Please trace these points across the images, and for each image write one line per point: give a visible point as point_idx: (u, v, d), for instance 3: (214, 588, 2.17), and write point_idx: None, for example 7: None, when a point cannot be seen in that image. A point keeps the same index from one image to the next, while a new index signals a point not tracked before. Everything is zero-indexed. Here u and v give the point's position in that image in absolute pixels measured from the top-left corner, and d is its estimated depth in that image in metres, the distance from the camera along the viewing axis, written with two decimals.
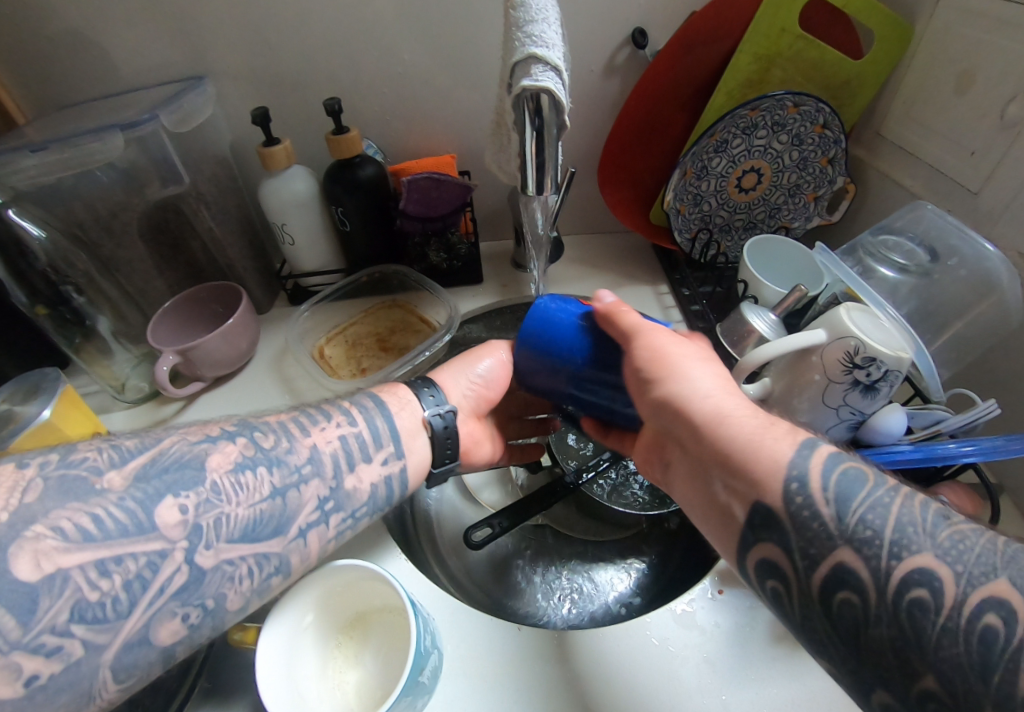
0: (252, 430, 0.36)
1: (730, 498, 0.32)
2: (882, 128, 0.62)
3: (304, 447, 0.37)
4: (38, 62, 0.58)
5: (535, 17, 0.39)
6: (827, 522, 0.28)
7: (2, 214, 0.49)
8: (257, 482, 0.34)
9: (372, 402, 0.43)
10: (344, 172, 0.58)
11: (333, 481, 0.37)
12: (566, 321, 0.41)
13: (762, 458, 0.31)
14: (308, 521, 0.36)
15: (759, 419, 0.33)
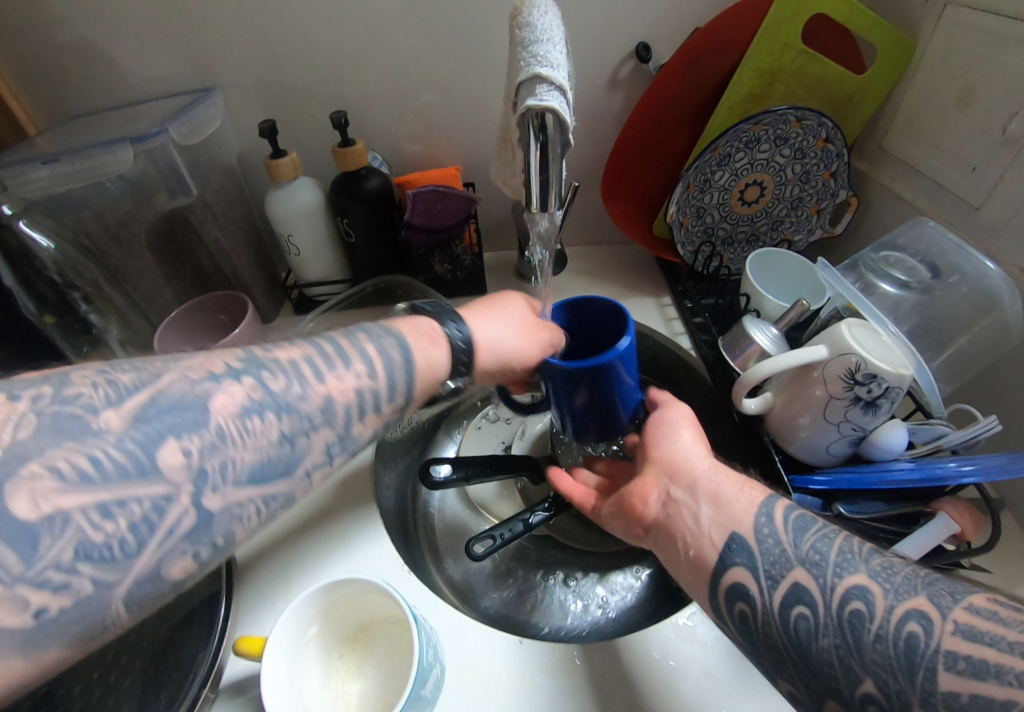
0: (260, 370, 0.32)
1: (713, 531, 0.34)
2: (884, 142, 0.62)
3: (317, 393, 0.32)
4: (50, 73, 0.59)
5: (540, 38, 0.40)
6: (787, 549, 0.32)
7: (14, 225, 0.50)
8: (265, 427, 0.30)
9: (397, 356, 0.37)
10: (351, 184, 0.59)
11: (343, 428, 0.33)
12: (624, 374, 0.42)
13: (743, 498, 0.35)
14: (315, 464, 0.32)
15: (741, 474, 0.38)
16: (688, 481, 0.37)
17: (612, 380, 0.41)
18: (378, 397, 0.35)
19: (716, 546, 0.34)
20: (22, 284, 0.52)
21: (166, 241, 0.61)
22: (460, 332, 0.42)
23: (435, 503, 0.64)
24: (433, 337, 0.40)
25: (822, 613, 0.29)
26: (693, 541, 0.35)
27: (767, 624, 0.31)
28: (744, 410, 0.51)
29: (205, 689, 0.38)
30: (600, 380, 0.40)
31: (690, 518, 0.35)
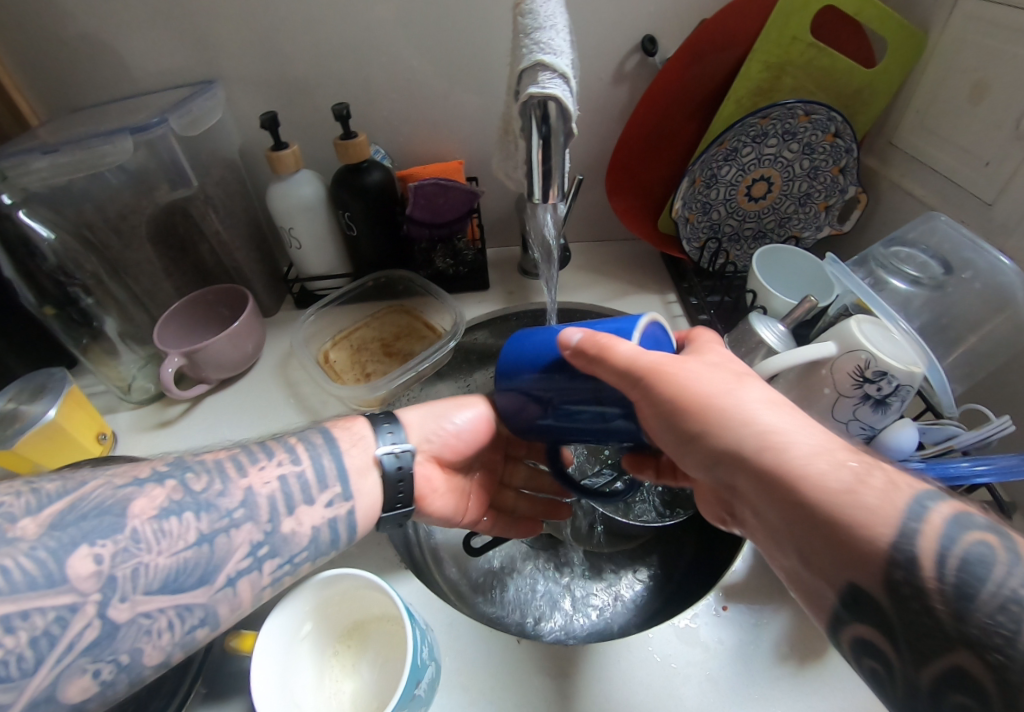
0: (184, 471, 0.35)
1: (823, 575, 0.27)
2: (895, 137, 0.61)
3: (239, 489, 0.35)
4: (51, 65, 0.59)
5: (542, 25, 0.39)
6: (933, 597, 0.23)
7: (14, 215, 0.50)
8: (183, 529, 0.32)
9: (320, 439, 0.41)
10: (351, 177, 0.58)
11: (270, 525, 0.36)
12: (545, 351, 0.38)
13: (854, 534, 0.25)
14: (238, 569, 0.34)
15: (849, 476, 0.27)
16: (775, 506, 0.28)
17: (515, 381, 0.39)
18: (308, 488, 0.38)
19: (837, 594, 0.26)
20: (23, 275, 0.52)
21: (168, 233, 0.61)
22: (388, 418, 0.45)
23: None
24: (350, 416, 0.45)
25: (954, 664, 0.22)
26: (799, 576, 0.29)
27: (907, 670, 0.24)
28: None
29: (195, 685, 0.38)
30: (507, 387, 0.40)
31: (788, 551, 0.29)
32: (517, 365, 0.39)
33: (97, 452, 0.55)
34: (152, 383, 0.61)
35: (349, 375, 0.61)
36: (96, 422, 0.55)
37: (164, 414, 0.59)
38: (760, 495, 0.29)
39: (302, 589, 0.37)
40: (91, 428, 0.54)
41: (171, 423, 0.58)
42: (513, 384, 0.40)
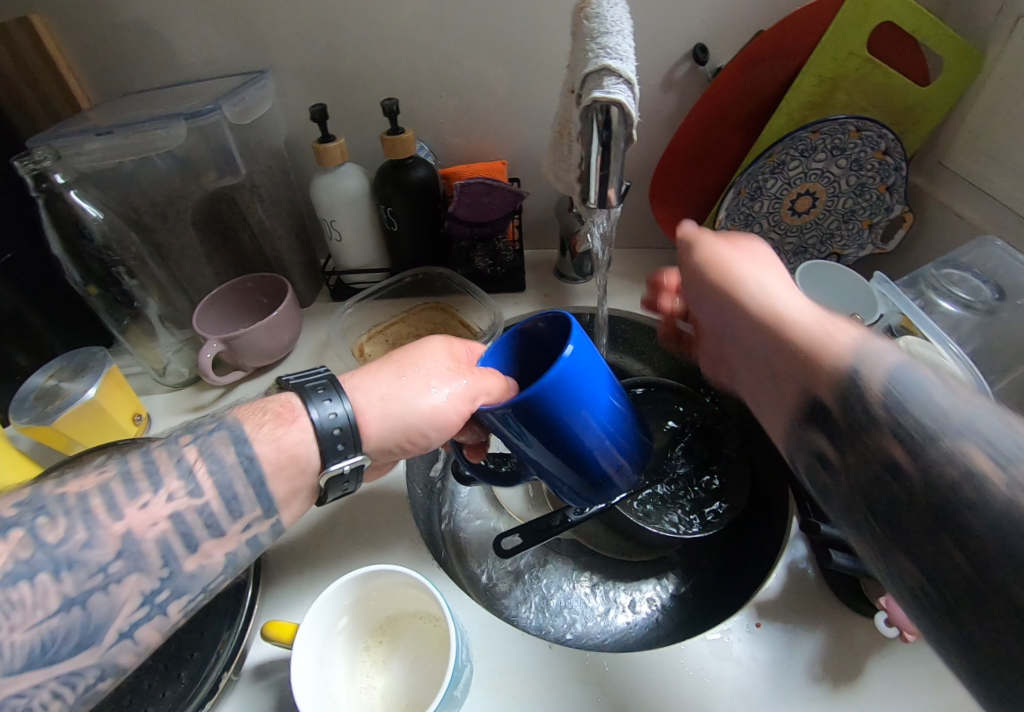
0: (36, 517, 0.28)
1: (783, 393, 0.29)
2: (945, 157, 0.60)
3: (111, 536, 0.29)
4: (107, 50, 0.60)
5: (610, 30, 0.39)
6: (872, 408, 0.24)
7: (64, 193, 0.50)
8: (39, 595, 0.26)
9: (232, 456, 0.33)
10: (396, 173, 0.58)
11: (165, 568, 0.30)
12: (576, 395, 0.36)
13: (820, 349, 0.27)
14: (131, 621, 0.29)
15: (827, 322, 0.29)
16: (761, 337, 0.31)
17: (552, 411, 0.36)
18: (218, 519, 0.32)
19: (803, 414, 0.28)
20: (71, 255, 0.54)
21: (213, 218, 0.61)
22: (334, 414, 0.35)
23: (462, 499, 0.63)
24: (284, 415, 0.35)
25: (902, 474, 0.22)
26: (770, 407, 0.31)
27: (855, 480, 0.25)
28: None
29: (229, 669, 0.38)
30: (541, 413, 0.35)
31: (763, 384, 0.32)
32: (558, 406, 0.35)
33: (133, 433, 0.55)
34: (186, 367, 0.62)
35: None
36: (133, 402, 0.56)
37: (198, 398, 0.59)
38: (755, 339, 0.32)
39: (350, 583, 0.37)
40: (128, 408, 0.54)
41: (205, 407, 0.58)
42: (535, 421, 0.36)
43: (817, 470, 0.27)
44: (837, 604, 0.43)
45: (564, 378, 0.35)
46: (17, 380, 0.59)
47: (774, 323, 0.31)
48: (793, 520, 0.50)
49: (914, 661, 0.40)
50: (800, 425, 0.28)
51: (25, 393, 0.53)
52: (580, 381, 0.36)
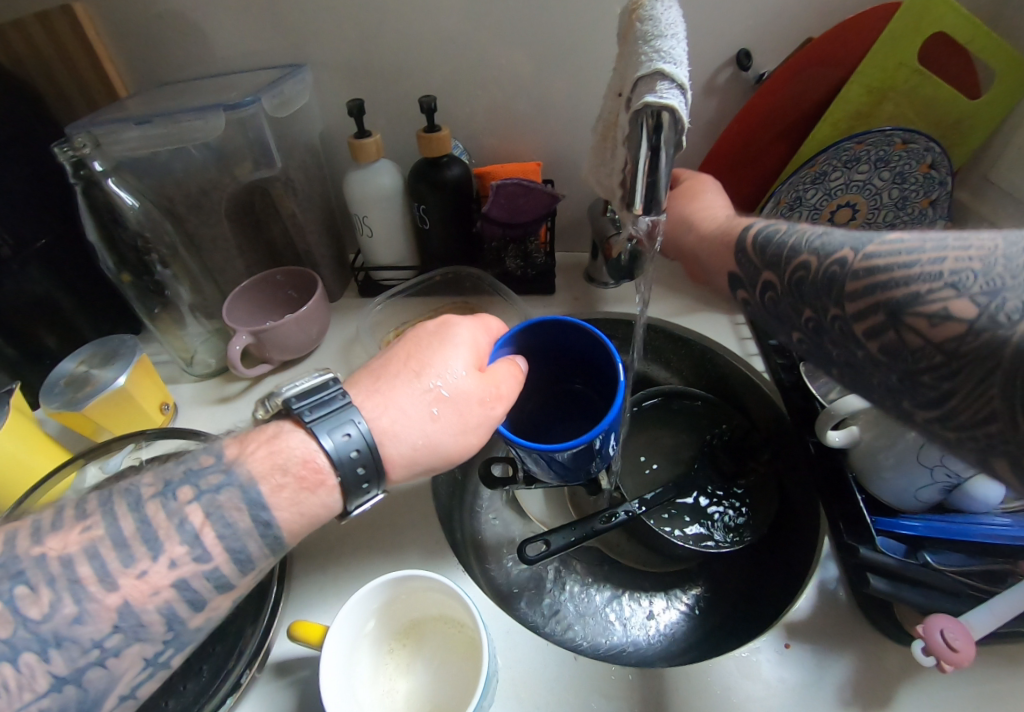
0: (19, 590, 0.27)
1: (722, 265, 0.46)
2: (992, 173, 0.59)
3: (103, 612, 0.28)
4: (148, 40, 0.60)
5: (664, 33, 0.38)
6: (772, 251, 0.39)
7: (102, 182, 0.51)
8: (31, 675, 0.27)
9: (239, 519, 0.31)
10: (431, 170, 0.58)
11: (165, 631, 0.30)
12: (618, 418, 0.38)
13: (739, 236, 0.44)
14: (132, 683, 0.30)
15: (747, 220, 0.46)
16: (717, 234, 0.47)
17: (600, 447, 0.37)
18: (218, 580, 0.31)
19: (735, 279, 0.44)
20: (106, 242, 0.54)
21: (246, 210, 0.61)
22: (359, 459, 0.32)
23: (484, 504, 0.62)
24: (308, 469, 0.32)
25: (782, 283, 0.38)
26: (715, 275, 0.48)
27: (775, 302, 0.39)
28: (826, 441, 0.48)
29: (252, 667, 0.38)
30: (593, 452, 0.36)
31: (707, 263, 0.49)
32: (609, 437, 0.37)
33: (159, 422, 0.55)
34: (213, 358, 0.62)
35: None
36: (160, 392, 0.56)
37: (225, 390, 0.59)
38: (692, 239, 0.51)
39: (377, 587, 0.37)
40: (155, 398, 0.54)
41: (232, 399, 0.58)
42: (591, 452, 0.36)
43: (797, 338, 0.38)
44: (869, 628, 0.42)
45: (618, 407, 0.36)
46: (48, 364, 0.59)
47: (709, 225, 0.50)
48: (824, 540, 0.49)
49: (950, 691, 0.38)
50: (732, 290, 0.46)
51: (56, 378, 0.53)
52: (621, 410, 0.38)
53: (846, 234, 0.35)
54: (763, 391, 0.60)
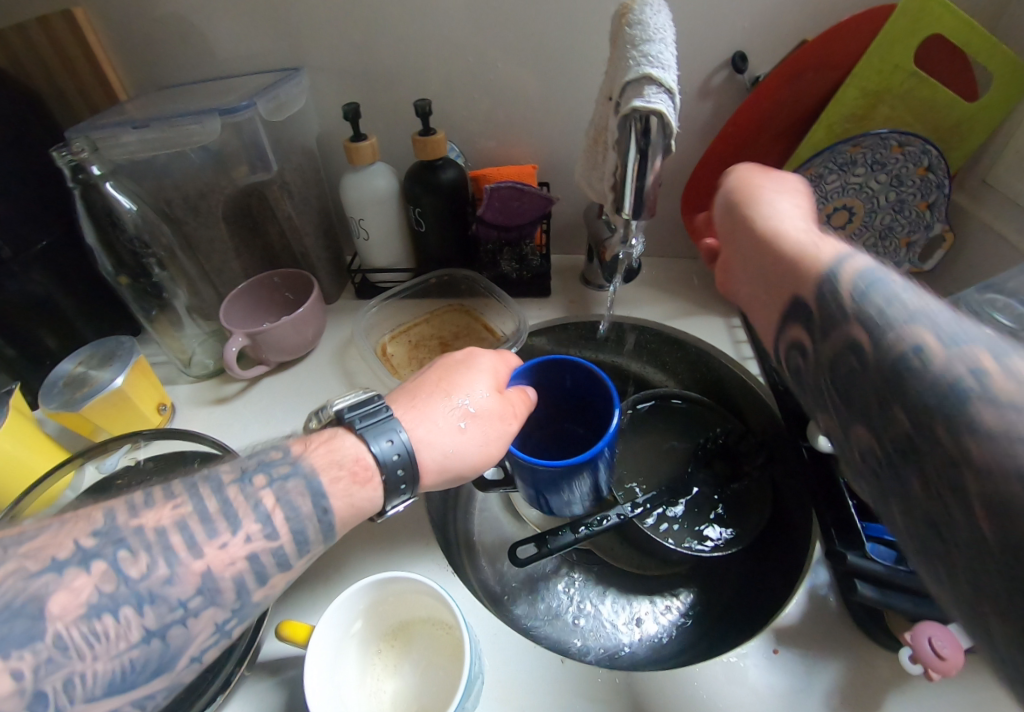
0: (117, 548, 0.26)
1: (782, 290, 0.35)
2: (989, 176, 0.58)
3: (192, 574, 0.27)
4: (147, 44, 0.61)
5: (652, 37, 0.38)
6: (852, 306, 0.28)
7: (101, 186, 0.51)
8: (123, 627, 0.25)
9: (308, 504, 0.31)
10: (426, 174, 0.58)
11: (238, 602, 0.28)
12: (618, 442, 0.44)
13: (810, 260, 0.33)
14: (204, 648, 0.27)
15: (824, 244, 0.34)
16: (775, 251, 0.36)
17: (599, 465, 0.42)
18: (284, 558, 0.30)
19: (798, 314, 0.33)
20: (105, 246, 0.54)
21: (242, 213, 0.62)
22: (396, 452, 0.33)
23: (478, 505, 0.63)
24: (360, 472, 0.32)
25: (870, 359, 0.26)
26: (767, 300, 0.37)
27: (847, 372, 0.28)
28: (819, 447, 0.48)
29: (242, 666, 0.38)
30: (589, 473, 0.42)
31: (755, 283, 0.38)
32: (606, 458, 0.42)
33: (157, 422, 0.55)
34: (211, 360, 0.63)
35: (406, 370, 0.61)
36: (158, 392, 0.56)
37: (221, 391, 0.60)
38: (743, 247, 0.39)
39: (363, 589, 0.37)
40: (154, 399, 0.55)
41: (228, 400, 0.59)
42: (589, 474, 0.42)
43: (857, 434, 0.27)
44: (857, 633, 0.42)
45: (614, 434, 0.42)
46: (48, 364, 0.60)
47: (781, 241, 0.36)
48: (815, 544, 0.49)
49: (940, 699, 0.38)
50: (783, 324, 0.35)
51: (55, 379, 0.53)
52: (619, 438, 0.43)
53: (967, 323, 0.25)
54: (761, 397, 0.59)
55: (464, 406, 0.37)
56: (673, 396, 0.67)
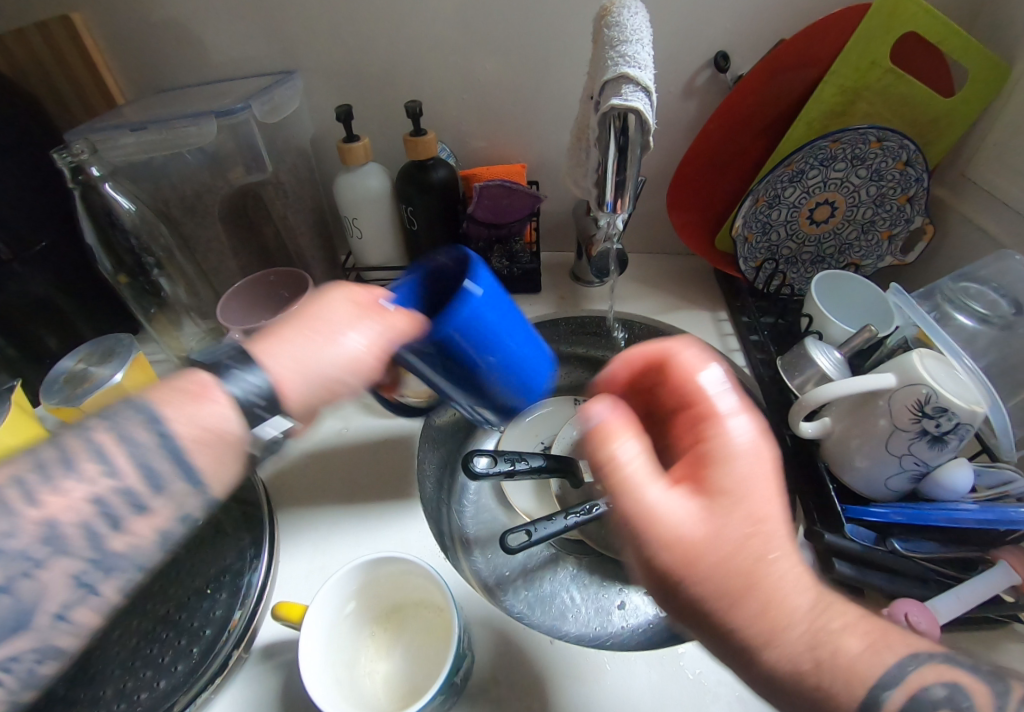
0: None
1: None
2: (968, 169, 0.60)
3: (30, 525, 0.28)
4: (144, 50, 0.62)
5: (629, 38, 0.40)
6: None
7: (100, 187, 0.52)
8: None
9: (147, 436, 0.31)
10: (418, 173, 0.60)
11: (89, 547, 0.30)
12: (500, 324, 0.38)
13: (834, 685, 0.25)
14: (64, 603, 0.29)
15: (804, 597, 0.26)
16: (775, 680, 0.26)
17: (466, 348, 0.37)
18: (133, 498, 0.31)
19: None
20: (104, 246, 0.56)
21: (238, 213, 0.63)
22: (246, 378, 0.34)
23: (470, 495, 0.64)
24: (205, 396, 0.34)
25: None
26: None
27: None
28: (799, 434, 0.49)
29: (239, 648, 0.40)
30: (449, 354, 0.37)
31: None
32: (479, 343, 0.37)
33: None
34: None
35: None
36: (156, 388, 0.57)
37: None
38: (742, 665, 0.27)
39: (356, 573, 0.39)
40: None
41: None
42: (453, 357, 0.37)
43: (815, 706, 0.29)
44: None
45: (480, 315, 0.36)
46: (49, 362, 0.61)
47: (778, 628, 0.26)
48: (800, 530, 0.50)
49: None
50: None
51: (55, 375, 0.55)
52: (501, 320, 0.38)
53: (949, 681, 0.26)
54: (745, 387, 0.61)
55: (327, 330, 0.38)
56: None
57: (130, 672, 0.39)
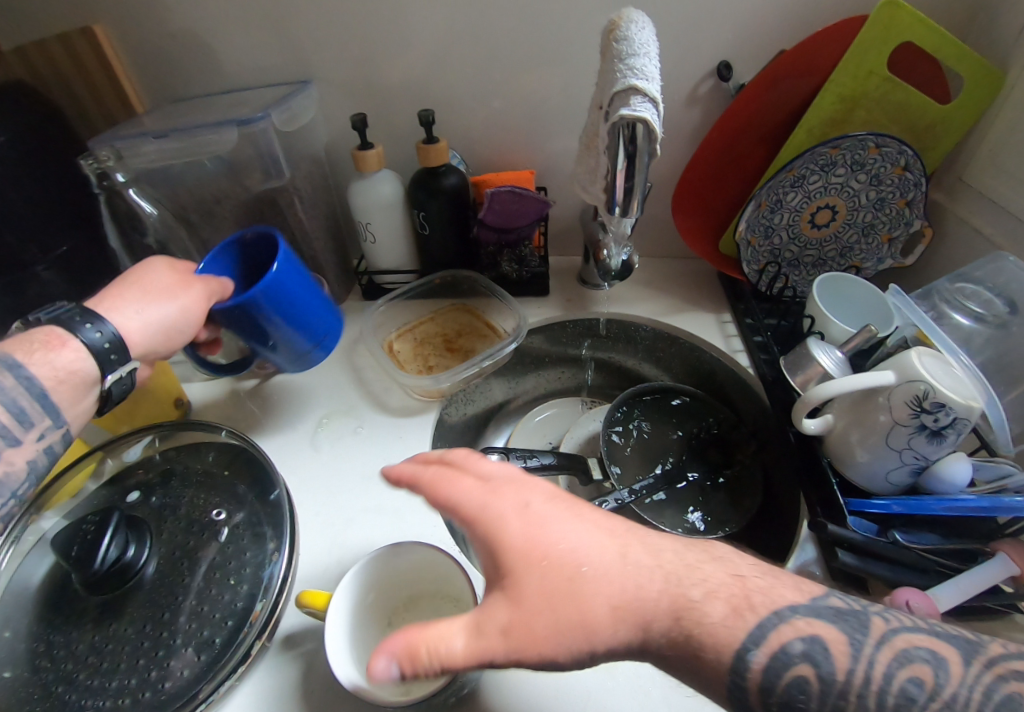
0: None
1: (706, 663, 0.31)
2: (964, 174, 0.62)
3: None
4: (163, 60, 0.64)
5: (637, 51, 0.41)
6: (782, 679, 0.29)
7: (125, 193, 0.55)
8: None
9: (11, 380, 0.39)
10: (430, 180, 0.61)
11: None
12: (295, 291, 0.48)
13: (701, 631, 0.29)
14: None
15: (626, 576, 0.30)
16: (650, 646, 0.30)
17: (266, 309, 0.46)
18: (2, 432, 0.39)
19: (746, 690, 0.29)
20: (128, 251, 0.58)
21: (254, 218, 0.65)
22: (100, 331, 0.42)
23: None
24: (54, 341, 0.41)
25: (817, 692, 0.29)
26: None
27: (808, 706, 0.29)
28: (803, 430, 0.51)
29: (263, 636, 0.41)
30: (258, 314, 0.46)
31: None
32: (280, 308, 0.47)
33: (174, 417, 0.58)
34: None
35: (412, 365, 0.65)
36: (176, 387, 0.59)
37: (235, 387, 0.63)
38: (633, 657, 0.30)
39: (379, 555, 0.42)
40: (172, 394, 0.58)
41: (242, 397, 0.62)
42: (255, 318, 0.47)
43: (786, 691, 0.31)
44: None
45: (284, 284, 0.47)
46: None
47: (641, 623, 0.29)
48: (803, 523, 0.51)
49: None
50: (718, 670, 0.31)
51: None
52: (297, 291, 0.48)
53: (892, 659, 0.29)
54: (747, 384, 0.63)
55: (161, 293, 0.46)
56: (664, 387, 0.70)
57: (152, 662, 0.40)
